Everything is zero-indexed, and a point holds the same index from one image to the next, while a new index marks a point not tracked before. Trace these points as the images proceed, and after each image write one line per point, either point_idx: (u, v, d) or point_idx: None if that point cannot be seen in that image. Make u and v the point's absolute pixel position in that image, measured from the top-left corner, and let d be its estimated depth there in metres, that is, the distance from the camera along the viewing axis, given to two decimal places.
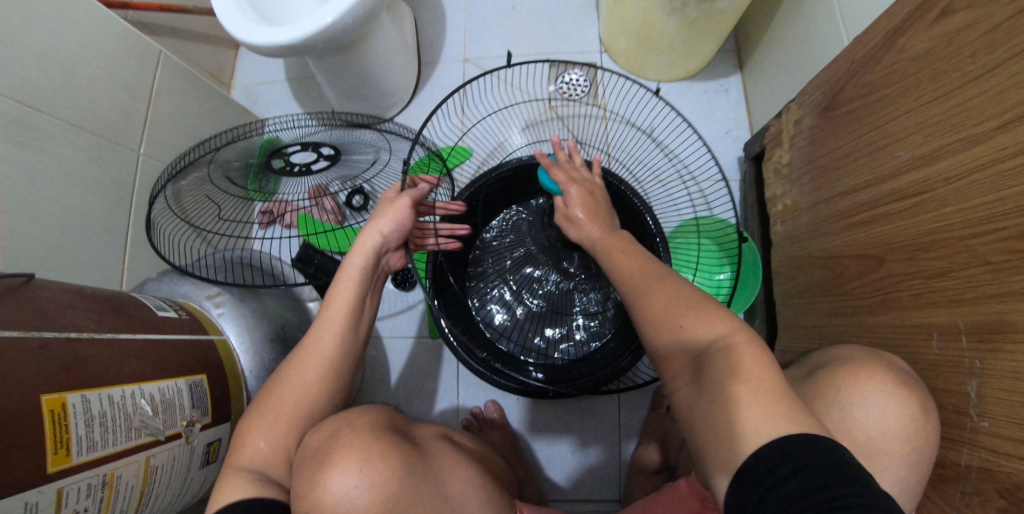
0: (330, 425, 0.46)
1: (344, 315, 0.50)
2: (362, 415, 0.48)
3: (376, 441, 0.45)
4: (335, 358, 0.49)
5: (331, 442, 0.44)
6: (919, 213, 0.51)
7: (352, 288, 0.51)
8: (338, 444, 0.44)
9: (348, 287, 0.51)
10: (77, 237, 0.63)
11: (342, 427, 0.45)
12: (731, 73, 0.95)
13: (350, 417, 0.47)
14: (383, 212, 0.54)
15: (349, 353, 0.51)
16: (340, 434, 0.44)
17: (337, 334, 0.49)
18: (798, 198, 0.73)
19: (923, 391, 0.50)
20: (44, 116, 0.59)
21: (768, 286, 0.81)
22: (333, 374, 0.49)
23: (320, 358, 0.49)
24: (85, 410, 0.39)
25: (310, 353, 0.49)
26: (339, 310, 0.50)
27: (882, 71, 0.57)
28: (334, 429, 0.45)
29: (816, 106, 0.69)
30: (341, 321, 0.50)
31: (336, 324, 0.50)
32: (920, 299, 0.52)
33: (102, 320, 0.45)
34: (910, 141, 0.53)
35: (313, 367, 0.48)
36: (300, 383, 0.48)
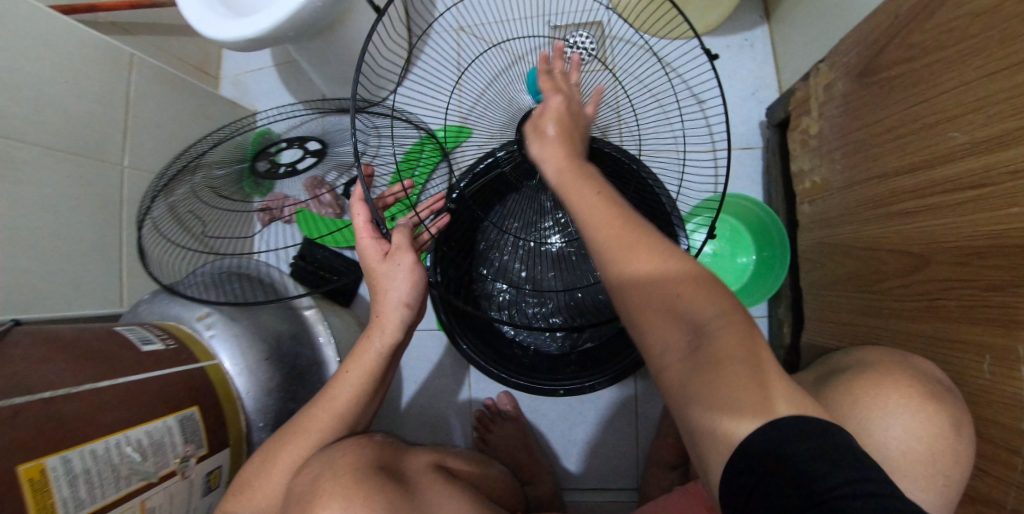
0: (315, 469, 0.46)
1: (383, 359, 0.56)
2: (345, 454, 0.48)
3: (357, 482, 0.43)
4: (367, 390, 0.56)
5: (315, 488, 0.44)
6: (978, 210, 0.43)
7: (385, 343, 0.55)
8: (321, 489, 0.43)
9: (384, 337, 0.56)
10: (69, 262, 0.63)
11: (326, 472, 0.45)
12: (757, 24, 0.82)
13: (335, 459, 0.47)
14: (399, 274, 0.54)
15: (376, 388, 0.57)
16: (323, 481, 0.44)
17: (372, 373, 0.56)
18: (830, 177, 0.64)
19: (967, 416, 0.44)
20: (15, 145, 0.57)
21: (795, 271, 0.74)
22: (360, 406, 0.56)
23: (358, 392, 0.55)
24: (67, 471, 0.40)
25: (350, 388, 0.55)
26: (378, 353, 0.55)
27: (935, 30, 0.46)
28: (318, 476, 0.45)
29: (852, 70, 0.58)
30: (378, 364, 0.56)
31: (372, 367, 0.55)
32: (972, 312, 0.44)
33: (77, 370, 0.45)
34: (966, 121, 0.43)
35: (347, 398, 0.55)
36: (333, 412, 0.54)
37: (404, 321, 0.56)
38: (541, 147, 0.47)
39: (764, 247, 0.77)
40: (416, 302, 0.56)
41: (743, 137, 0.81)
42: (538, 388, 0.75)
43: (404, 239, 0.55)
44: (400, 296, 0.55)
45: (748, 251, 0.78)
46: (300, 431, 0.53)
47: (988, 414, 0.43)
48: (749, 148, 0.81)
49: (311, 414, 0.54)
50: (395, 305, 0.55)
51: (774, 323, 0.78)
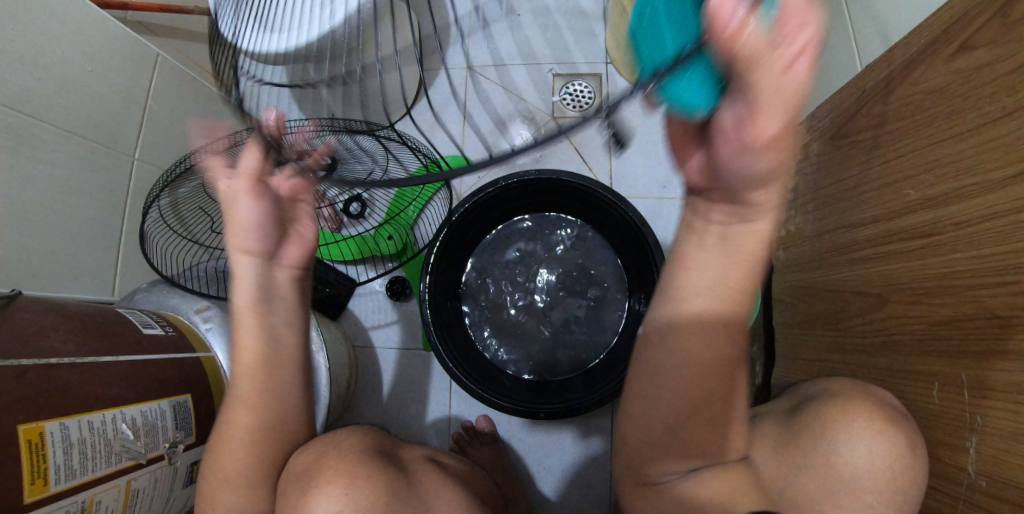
0: (317, 449, 0.48)
1: (262, 333, 0.47)
2: (348, 439, 0.50)
3: (361, 464, 0.46)
4: (273, 370, 0.48)
5: (318, 468, 0.45)
6: (928, 256, 0.50)
7: (253, 320, 0.47)
8: (324, 468, 0.45)
9: (248, 315, 0.47)
10: (69, 244, 0.62)
11: (329, 452, 0.47)
12: None
13: (338, 442, 0.49)
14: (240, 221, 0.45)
15: (286, 361, 0.49)
16: (327, 461, 0.46)
17: (263, 352, 0.48)
18: (800, 226, 0.71)
19: (910, 428, 0.48)
20: (37, 122, 0.58)
21: (767, 311, 0.80)
22: (272, 387, 0.48)
23: (255, 377, 0.48)
24: (64, 438, 0.39)
25: (243, 378, 0.47)
26: (254, 331, 0.47)
27: (895, 102, 0.56)
28: (323, 455, 0.47)
29: (825, 132, 0.68)
30: (259, 339, 0.47)
31: (257, 343, 0.47)
32: (922, 345, 0.50)
33: (83, 342, 0.45)
34: (918, 180, 0.51)
35: (256, 393, 0.48)
36: (249, 410, 0.48)
37: (258, 275, 0.46)
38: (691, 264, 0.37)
39: None
40: (261, 247, 0.46)
41: None
42: (508, 408, 0.75)
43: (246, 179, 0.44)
44: (240, 240, 0.45)
45: None
46: (222, 447, 0.48)
47: (941, 436, 0.48)
48: None
49: (225, 429, 0.48)
50: (235, 255, 0.46)
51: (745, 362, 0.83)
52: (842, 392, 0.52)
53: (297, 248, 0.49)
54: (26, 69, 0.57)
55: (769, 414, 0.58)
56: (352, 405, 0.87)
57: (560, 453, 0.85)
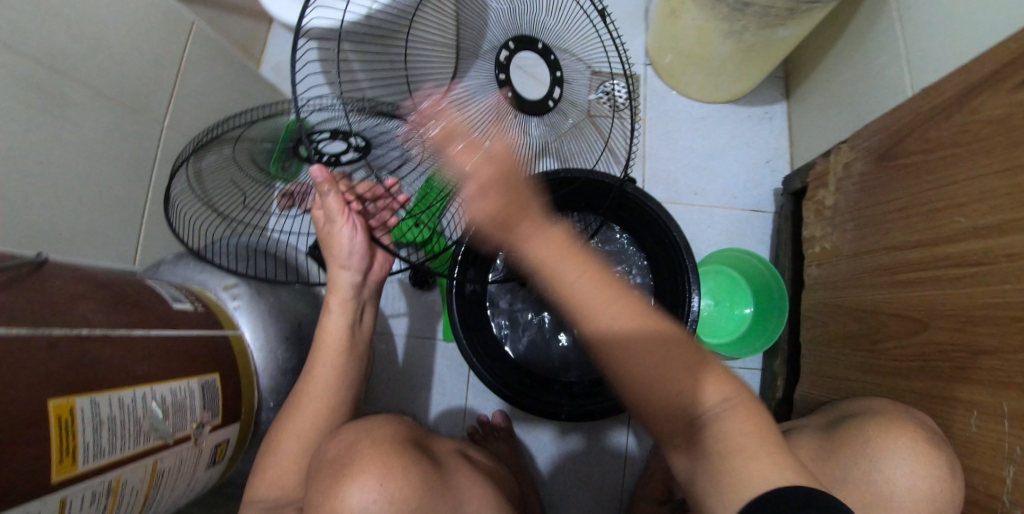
0: (352, 435, 0.46)
1: (347, 317, 0.57)
2: (384, 427, 0.48)
3: (398, 455, 0.43)
4: (344, 352, 0.56)
5: (352, 455, 0.43)
6: (976, 285, 0.49)
7: (342, 305, 0.57)
8: (360, 455, 0.43)
9: (340, 303, 0.56)
10: (95, 211, 0.61)
11: (364, 438, 0.45)
12: (778, 100, 0.92)
13: (371, 429, 0.47)
14: (335, 246, 0.54)
15: (355, 351, 0.58)
16: (363, 447, 0.44)
17: (345, 335, 0.56)
18: (838, 244, 0.70)
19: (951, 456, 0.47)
20: (69, 83, 0.56)
21: (794, 326, 0.79)
22: (345, 366, 0.56)
23: (334, 354, 0.56)
24: (95, 415, 0.38)
25: (323, 354, 0.55)
26: (342, 315, 0.57)
27: (951, 129, 0.54)
28: (356, 442, 0.45)
29: (871, 152, 0.66)
30: (343, 326, 0.57)
31: (341, 326, 0.56)
32: (963, 373, 0.50)
33: (115, 315, 0.43)
34: (972, 208, 0.50)
35: (331, 367, 0.55)
36: (326, 379, 0.55)
37: (352, 284, 0.56)
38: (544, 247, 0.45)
39: (762, 301, 0.82)
40: (358, 264, 0.56)
41: (756, 199, 0.89)
42: (538, 410, 0.74)
43: (338, 207, 0.51)
44: (342, 258, 0.55)
45: (747, 302, 0.84)
46: (291, 414, 0.53)
47: (972, 464, 0.48)
48: (760, 209, 0.89)
49: (300, 395, 0.54)
50: (335, 267, 0.55)
51: (767, 376, 0.83)
52: (882, 413, 0.52)
53: (378, 263, 0.59)
54: (58, 26, 0.55)
55: (803, 429, 0.59)
56: (367, 393, 0.86)
57: (573, 454, 0.84)
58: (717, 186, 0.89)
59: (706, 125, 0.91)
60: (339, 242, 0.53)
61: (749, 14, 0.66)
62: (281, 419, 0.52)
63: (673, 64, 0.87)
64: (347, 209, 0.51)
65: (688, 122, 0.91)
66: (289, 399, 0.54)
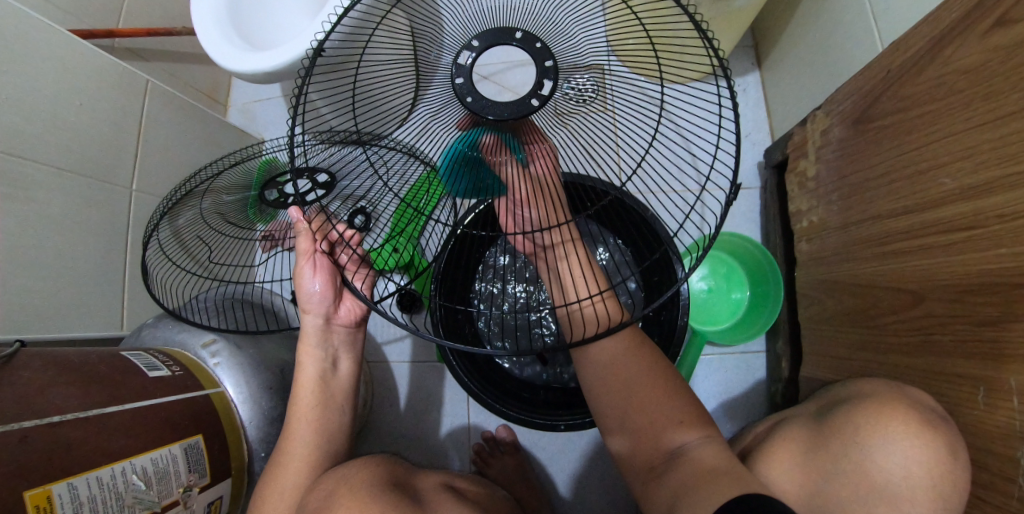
0: (330, 485, 0.48)
1: (318, 368, 0.56)
2: (360, 471, 0.50)
3: (374, 500, 0.45)
4: (320, 405, 0.56)
5: (331, 506, 0.45)
6: (968, 252, 0.46)
7: (313, 356, 0.56)
8: (336, 505, 0.45)
9: (311, 355, 0.56)
10: (74, 284, 0.62)
11: (341, 487, 0.47)
12: (750, 70, 0.88)
13: (348, 478, 0.49)
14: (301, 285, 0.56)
15: (336, 400, 0.58)
16: (339, 497, 0.46)
17: (318, 387, 0.56)
18: (824, 216, 0.67)
19: (952, 436, 0.45)
20: (28, 164, 0.57)
21: (791, 304, 0.77)
22: (325, 418, 0.56)
23: (310, 409, 0.55)
24: (73, 498, 0.39)
25: (298, 410, 0.55)
26: (314, 365, 0.56)
27: (924, 84, 0.50)
28: (334, 492, 0.47)
29: (845, 117, 0.63)
30: (317, 376, 0.56)
31: (314, 379, 0.56)
32: (965, 347, 0.46)
33: (88, 394, 0.44)
34: (957, 166, 0.47)
35: (309, 424, 0.55)
36: (304, 435, 0.54)
37: (318, 328, 0.57)
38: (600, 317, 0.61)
39: (756, 284, 0.80)
40: (321, 307, 0.56)
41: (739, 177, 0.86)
42: (537, 424, 0.74)
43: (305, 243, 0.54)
44: (305, 303, 0.56)
45: (742, 287, 0.82)
46: (275, 472, 0.53)
47: (980, 443, 0.45)
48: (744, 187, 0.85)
49: (282, 454, 0.54)
50: (302, 313, 0.56)
51: (772, 358, 0.80)
52: (878, 396, 0.49)
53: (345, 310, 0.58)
54: (10, 111, 0.56)
55: (797, 417, 0.57)
56: (370, 421, 0.87)
57: (579, 460, 0.84)
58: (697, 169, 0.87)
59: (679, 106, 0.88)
60: (302, 285, 0.56)
61: None
62: (268, 478, 0.53)
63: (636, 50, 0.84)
64: (313, 249, 0.55)
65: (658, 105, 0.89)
66: (273, 459, 0.54)
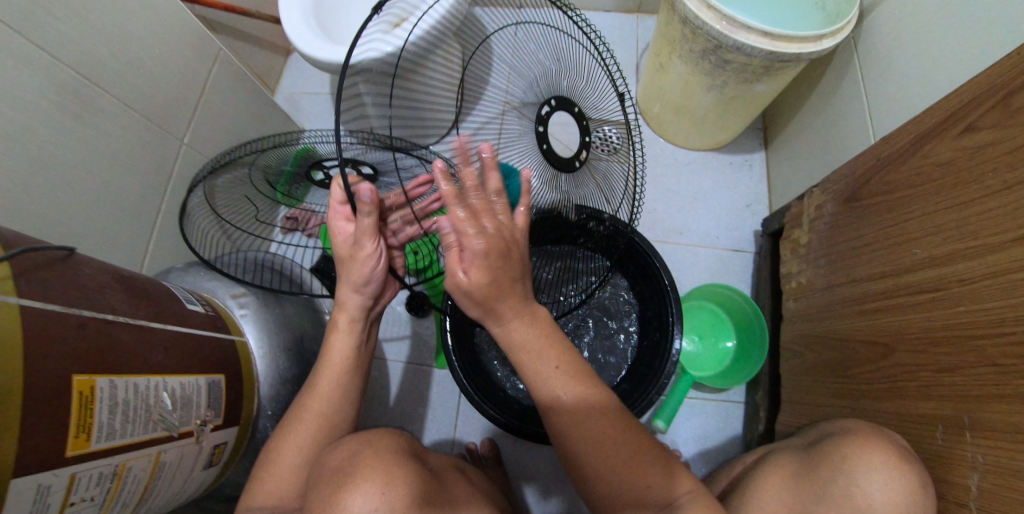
0: (354, 446, 0.48)
1: (352, 339, 0.57)
2: (385, 439, 0.49)
3: (398, 467, 0.45)
4: (348, 370, 0.57)
5: (355, 465, 0.44)
6: (933, 307, 0.54)
7: (349, 327, 0.57)
8: (361, 466, 0.44)
9: (347, 324, 0.57)
10: (111, 217, 0.62)
11: (367, 450, 0.46)
12: (757, 150, 1.01)
13: (373, 442, 0.48)
14: (351, 270, 0.53)
15: (360, 368, 0.58)
16: (364, 458, 0.45)
17: (350, 356, 0.57)
18: (813, 278, 0.76)
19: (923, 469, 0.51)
20: (101, 93, 0.59)
21: (774, 358, 0.83)
22: (349, 383, 0.56)
23: (338, 373, 0.56)
24: (111, 396, 0.38)
25: (329, 371, 0.55)
26: (346, 336, 0.57)
27: (907, 171, 0.61)
28: (359, 452, 0.46)
29: (840, 195, 0.73)
30: (349, 345, 0.57)
31: (347, 346, 0.57)
32: (927, 391, 0.53)
33: (136, 306, 0.44)
34: (926, 240, 0.56)
35: (334, 383, 0.55)
36: (329, 394, 0.55)
37: (361, 307, 0.56)
38: (519, 321, 0.50)
39: (743, 335, 0.87)
40: (371, 292, 0.56)
41: (738, 239, 0.95)
42: (527, 435, 0.76)
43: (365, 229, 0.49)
44: (357, 284, 0.54)
45: (730, 335, 0.89)
46: (292, 426, 0.53)
47: (943, 476, 0.50)
48: (742, 249, 0.95)
49: (301, 409, 0.54)
50: (347, 290, 0.55)
51: (751, 408, 0.86)
52: (857, 431, 0.55)
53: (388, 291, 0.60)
54: (101, 42, 0.58)
55: (785, 448, 0.62)
56: (356, 415, 0.85)
57: (560, 483, 0.84)
58: (702, 226, 0.96)
59: (692, 170, 0.99)
60: (359, 270, 0.53)
61: (729, 70, 0.74)
62: (284, 429, 0.53)
63: (661, 112, 0.95)
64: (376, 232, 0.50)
65: (673, 166, 0.99)
66: (291, 411, 0.54)
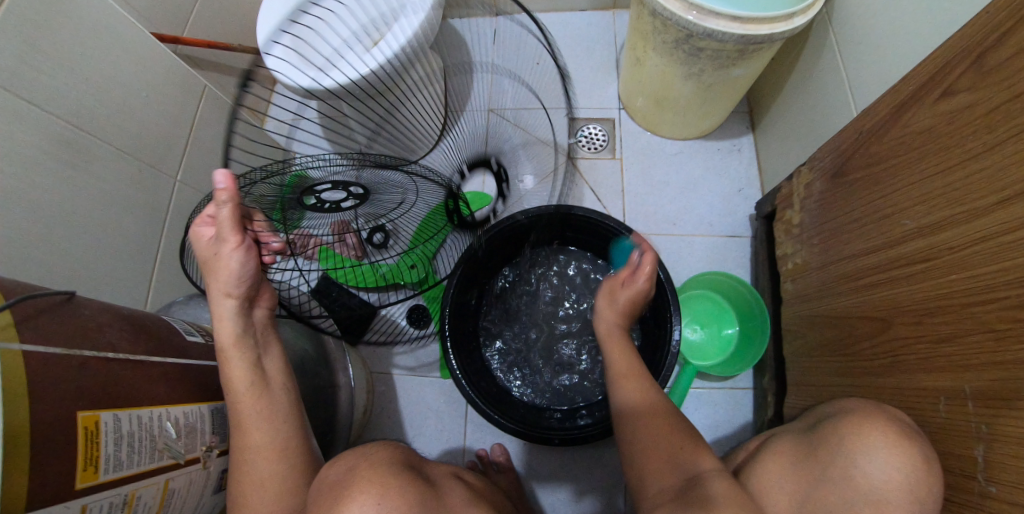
0: (351, 461, 0.49)
1: (247, 359, 0.53)
2: (380, 452, 0.51)
3: (395, 479, 0.46)
4: (260, 392, 0.53)
5: (352, 478, 0.46)
6: (926, 278, 0.53)
7: (237, 347, 0.53)
8: (358, 479, 0.46)
9: (235, 349, 0.53)
10: (112, 258, 0.65)
11: (363, 464, 0.48)
12: (744, 134, 1.00)
13: (369, 455, 0.50)
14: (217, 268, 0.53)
15: (274, 386, 0.55)
16: (361, 471, 0.47)
17: (252, 376, 0.53)
18: (808, 258, 0.75)
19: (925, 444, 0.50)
20: (93, 138, 0.62)
21: (777, 342, 0.83)
22: (269, 405, 0.53)
23: (250, 400, 0.52)
24: (116, 428, 0.40)
25: (242, 403, 0.52)
26: (241, 359, 0.53)
27: (889, 143, 0.60)
28: (356, 467, 0.47)
29: (826, 172, 0.73)
30: (247, 365, 0.53)
31: (245, 369, 0.52)
32: (927, 363, 0.53)
33: (137, 340, 0.46)
34: (914, 211, 0.56)
35: (256, 414, 0.52)
36: (258, 425, 0.52)
37: (237, 312, 0.54)
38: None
39: (745, 320, 0.87)
40: (242, 291, 0.54)
41: (732, 225, 0.95)
42: (532, 438, 0.76)
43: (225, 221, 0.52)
44: (226, 284, 0.53)
45: (732, 322, 0.89)
46: (246, 466, 0.51)
47: (948, 449, 0.50)
48: (737, 234, 0.95)
49: (242, 448, 0.51)
50: (218, 296, 0.53)
51: (758, 393, 0.85)
52: (858, 410, 0.55)
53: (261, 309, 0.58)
54: (89, 90, 0.61)
55: (787, 432, 0.61)
56: (366, 430, 0.87)
57: (571, 483, 0.84)
58: (696, 215, 0.96)
59: (680, 159, 0.99)
60: (227, 266, 0.52)
61: (704, 58, 0.74)
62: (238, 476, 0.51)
63: (645, 106, 0.95)
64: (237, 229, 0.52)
65: (661, 157, 1.00)
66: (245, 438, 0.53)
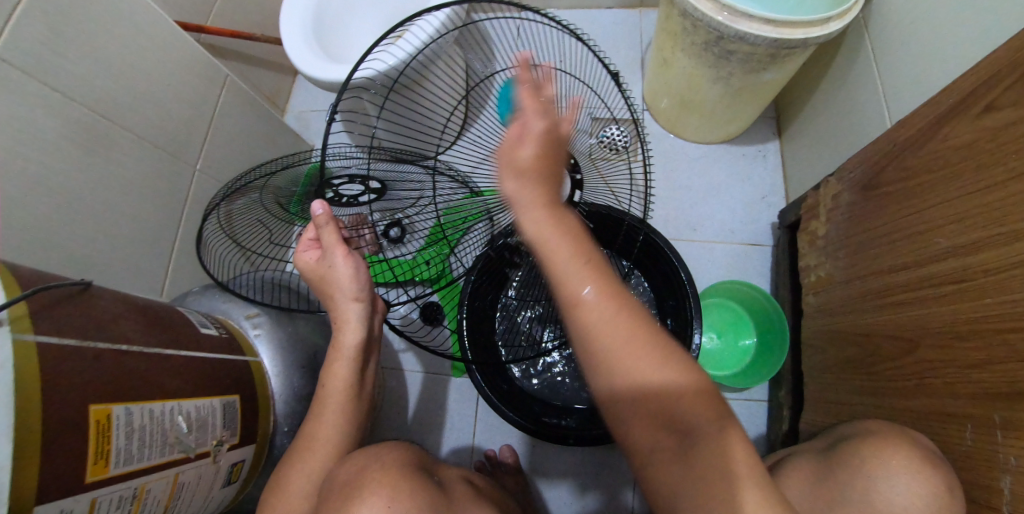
0: (362, 461, 0.49)
1: (353, 366, 0.57)
2: (387, 452, 0.50)
3: (405, 480, 0.45)
4: (351, 396, 0.58)
5: (362, 479, 0.45)
6: (957, 301, 0.51)
7: (347, 352, 0.57)
8: (368, 480, 0.45)
9: (346, 358, 0.57)
10: (129, 245, 0.65)
11: (373, 465, 0.47)
12: (770, 139, 0.98)
13: (379, 456, 0.49)
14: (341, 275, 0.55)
15: (361, 395, 0.60)
16: (371, 472, 0.46)
17: (351, 380, 0.57)
18: (832, 271, 0.73)
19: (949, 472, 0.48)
20: (114, 126, 0.62)
21: (796, 355, 0.81)
22: (349, 410, 0.57)
23: (339, 400, 0.57)
24: (128, 422, 0.40)
25: (332, 399, 0.56)
26: (347, 364, 0.57)
27: (924, 157, 0.58)
28: (365, 467, 0.47)
29: (856, 184, 0.70)
30: (350, 369, 0.57)
31: (348, 371, 0.57)
32: (955, 388, 0.50)
33: (150, 333, 0.46)
34: (948, 229, 0.53)
35: (337, 411, 0.56)
36: (332, 424, 0.56)
37: (363, 318, 0.56)
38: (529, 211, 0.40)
39: (763, 331, 0.85)
40: (365, 296, 0.56)
41: (754, 233, 0.93)
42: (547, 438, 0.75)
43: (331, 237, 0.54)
44: (349, 291, 0.55)
45: (750, 333, 0.87)
46: (300, 455, 0.54)
47: (972, 478, 0.48)
48: (758, 243, 0.92)
49: (307, 439, 0.55)
50: (346, 301, 0.56)
51: (774, 406, 0.83)
52: (879, 432, 0.53)
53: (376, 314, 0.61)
54: (111, 78, 0.61)
55: (803, 451, 0.60)
56: (375, 424, 0.87)
57: (579, 488, 0.83)
58: (717, 221, 0.94)
59: (703, 163, 0.97)
60: (342, 274, 0.54)
61: (733, 61, 0.72)
62: (290, 464, 0.54)
63: (669, 107, 0.93)
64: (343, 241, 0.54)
65: (683, 160, 0.97)
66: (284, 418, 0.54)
